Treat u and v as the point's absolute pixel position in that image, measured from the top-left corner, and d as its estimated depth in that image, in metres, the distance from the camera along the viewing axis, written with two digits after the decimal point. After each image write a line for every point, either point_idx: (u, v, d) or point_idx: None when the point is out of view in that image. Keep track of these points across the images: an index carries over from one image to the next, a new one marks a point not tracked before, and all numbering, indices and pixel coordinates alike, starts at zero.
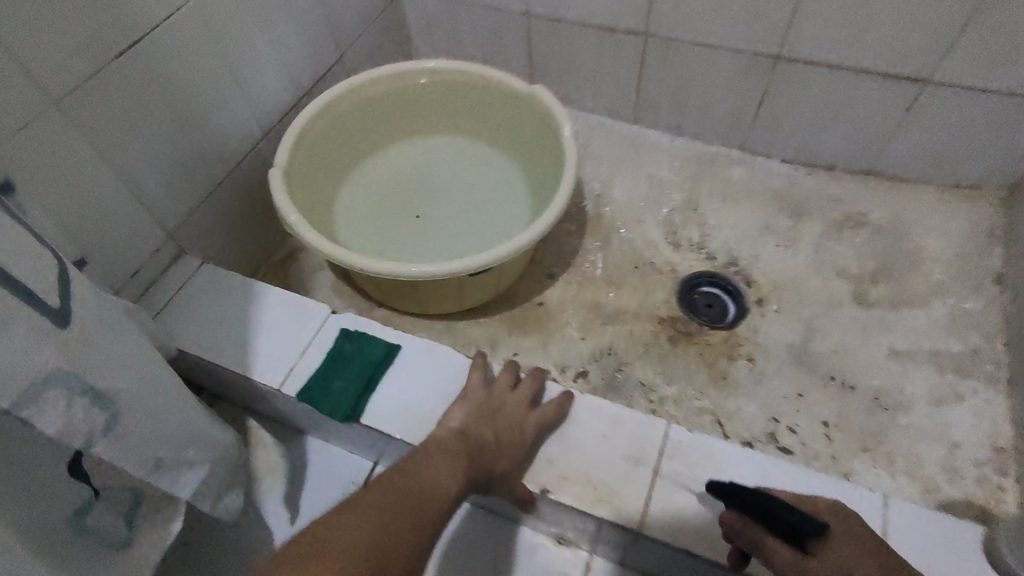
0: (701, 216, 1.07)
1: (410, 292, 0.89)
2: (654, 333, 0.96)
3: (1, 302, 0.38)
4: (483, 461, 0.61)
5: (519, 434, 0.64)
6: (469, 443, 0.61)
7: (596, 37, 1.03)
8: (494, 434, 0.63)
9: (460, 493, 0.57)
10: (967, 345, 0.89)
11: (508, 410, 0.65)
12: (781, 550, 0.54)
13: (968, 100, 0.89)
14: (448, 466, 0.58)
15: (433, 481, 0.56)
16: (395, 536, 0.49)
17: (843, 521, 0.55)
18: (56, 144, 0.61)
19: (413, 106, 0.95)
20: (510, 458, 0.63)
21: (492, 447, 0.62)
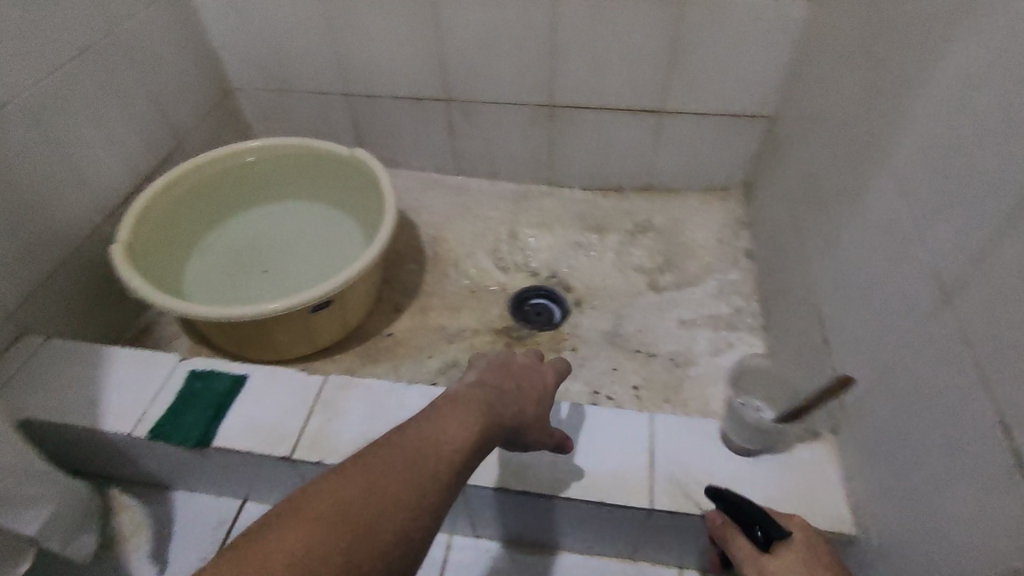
0: (523, 241, 1.23)
1: (266, 340, 0.96)
2: (491, 341, 1.07)
3: None
4: (503, 417, 0.50)
5: (534, 390, 0.54)
6: (485, 395, 0.50)
7: (407, 106, 1.21)
8: (512, 386, 0.52)
9: (477, 447, 0.47)
10: (733, 307, 1.09)
11: (520, 368, 0.54)
12: (743, 542, 0.57)
13: (695, 122, 1.16)
14: (457, 421, 0.47)
15: (441, 432, 0.46)
16: (388, 500, 0.42)
17: (808, 533, 0.56)
18: None
19: (246, 183, 1.05)
20: (529, 413, 0.52)
21: (510, 400, 0.52)
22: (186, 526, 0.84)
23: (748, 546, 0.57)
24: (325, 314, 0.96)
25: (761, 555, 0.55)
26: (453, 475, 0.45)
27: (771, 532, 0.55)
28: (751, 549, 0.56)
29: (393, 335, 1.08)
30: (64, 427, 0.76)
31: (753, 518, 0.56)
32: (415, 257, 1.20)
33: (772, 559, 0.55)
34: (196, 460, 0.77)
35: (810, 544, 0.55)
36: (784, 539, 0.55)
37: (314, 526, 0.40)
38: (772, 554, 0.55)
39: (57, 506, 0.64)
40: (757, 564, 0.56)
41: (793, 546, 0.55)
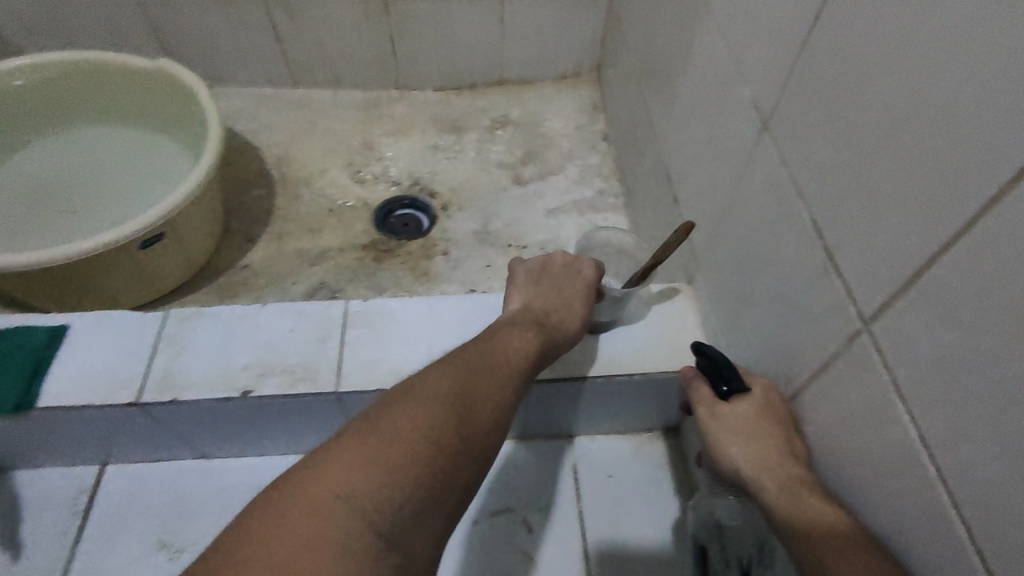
0: (379, 151, 1.16)
1: (90, 289, 0.84)
2: (359, 258, 1.02)
3: None
4: (555, 329, 0.62)
5: (580, 296, 0.65)
6: (537, 314, 0.63)
7: (219, 9, 1.06)
8: (555, 303, 0.64)
9: (535, 355, 0.58)
10: (595, 190, 1.11)
11: (561, 277, 0.67)
12: (704, 388, 0.58)
13: (537, 4, 1.12)
14: (520, 337, 0.59)
15: (509, 346, 0.57)
16: (479, 391, 0.51)
17: (770, 391, 0.55)
18: None
19: (25, 113, 0.88)
20: (579, 317, 0.64)
21: (558, 313, 0.64)
22: (38, 504, 0.75)
23: (707, 395, 0.57)
24: (158, 249, 0.85)
25: (718, 403, 0.56)
26: (520, 377, 0.56)
27: (733, 382, 0.55)
28: (710, 399, 0.57)
29: (249, 267, 0.99)
30: None
31: (720, 370, 0.56)
32: (261, 182, 1.10)
33: (726, 409, 0.55)
34: (26, 429, 0.67)
35: (768, 395, 0.54)
36: (743, 393, 0.55)
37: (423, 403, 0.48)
38: (729, 405, 0.55)
39: None
40: (713, 411, 0.56)
41: (750, 401, 0.54)
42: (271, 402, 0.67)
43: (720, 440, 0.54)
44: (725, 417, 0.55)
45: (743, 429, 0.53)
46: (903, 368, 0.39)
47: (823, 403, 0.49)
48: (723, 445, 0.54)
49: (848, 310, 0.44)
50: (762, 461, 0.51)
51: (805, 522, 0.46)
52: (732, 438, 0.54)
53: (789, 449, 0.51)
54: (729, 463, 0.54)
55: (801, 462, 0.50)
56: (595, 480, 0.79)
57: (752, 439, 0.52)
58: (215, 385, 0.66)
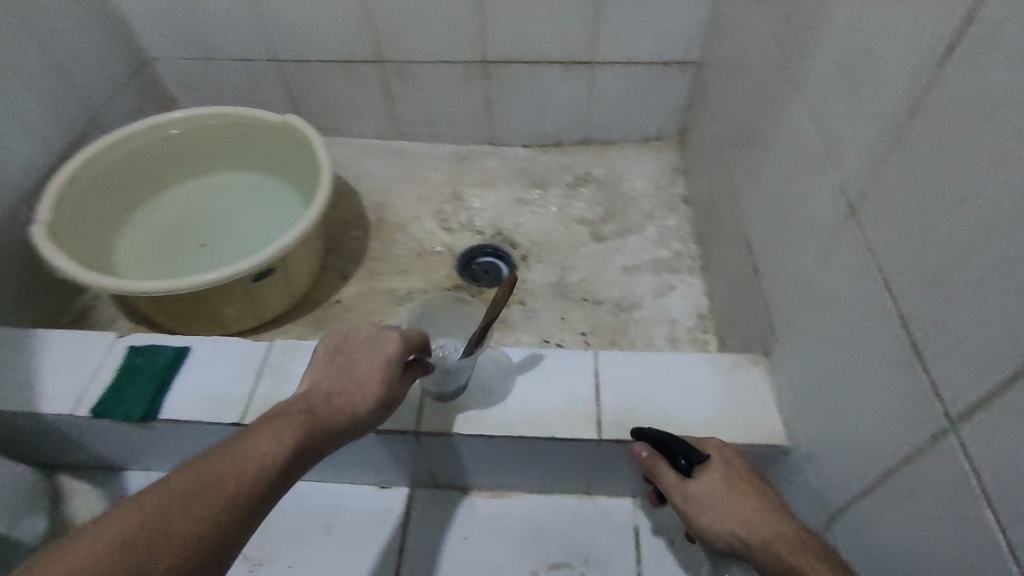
0: (467, 202, 1.23)
1: (205, 313, 0.94)
2: (441, 301, 1.07)
3: None
4: (334, 417, 0.54)
5: (375, 374, 0.57)
6: (315, 402, 0.55)
7: (339, 70, 1.18)
8: (345, 383, 0.57)
9: (297, 453, 0.51)
10: (673, 251, 1.13)
11: (359, 355, 0.58)
12: (666, 469, 0.60)
13: (627, 72, 1.17)
14: (282, 430, 0.51)
15: (267, 443, 0.50)
16: (199, 510, 0.45)
17: (726, 454, 0.60)
18: None
19: (172, 156, 1.02)
20: (372, 398, 0.56)
21: (341, 396, 0.56)
22: None
23: (673, 477, 0.60)
24: (267, 282, 0.95)
25: (684, 480, 0.59)
26: (266, 485, 0.48)
27: (688, 457, 0.59)
28: (677, 481, 0.59)
29: (341, 303, 1.07)
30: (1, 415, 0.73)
31: (674, 447, 0.60)
32: (359, 224, 1.19)
33: (695, 486, 0.58)
34: (145, 436, 0.76)
35: (728, 460, 0.59)
36: (702, 464, 0.59)
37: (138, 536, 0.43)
38: (694, 478, 0.58)
39: None
40: (683, 490, 0.58)
41: (712, 470, 0.58)
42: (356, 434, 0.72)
43: (702, 515, 0.56)
44: (695, 493, 0.57)
45: (716, 499, 0.56)
46: (992, 473, 0.38)
47: (904, 497, 0.48)
48: (710, 522, 0.55)
49: (935, 405, 0.44)
50: (748, 528, 0.53)
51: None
52: (713, 514, 0.55)
53: (773, 512, 0.54)
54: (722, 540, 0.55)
55: (788, 516, 0.53)
56: (655, 543, 0.79)
57: (729, 506, 0.55)
58: None
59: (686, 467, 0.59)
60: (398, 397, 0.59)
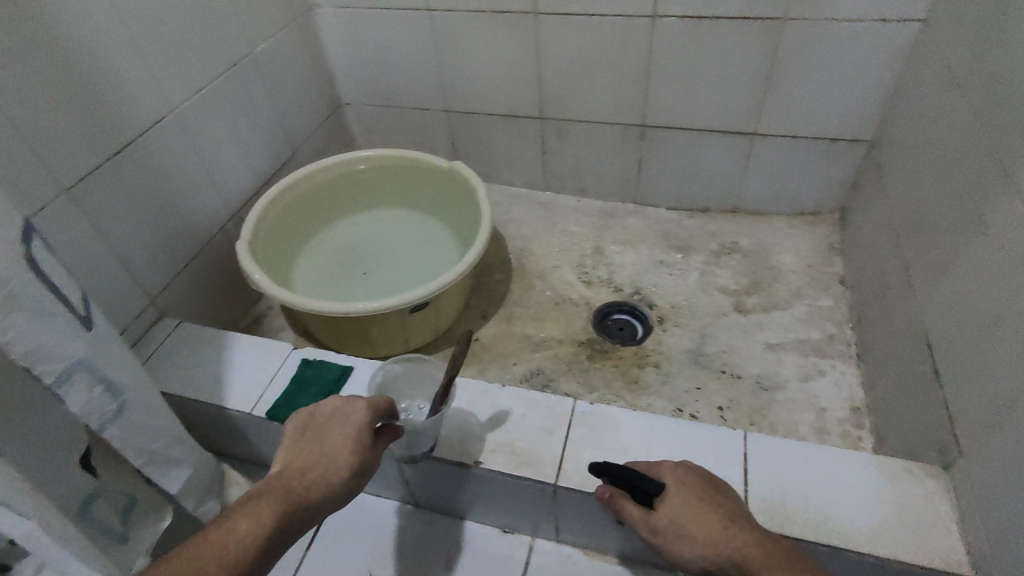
0: (607, 257, 1.25)
1: (362, 335, 1.02)
2: (575, 353, 1.09)
3: (58, 318, 0.52)
4: (308, 494, 0.57)
5: (346, 446, 0.59)
6: (286, 482, 0.57)
7: (503, 124, 1.27)
8: (317, 458, 0.59)
9: (269, 538, 0.54)
10: (824, 333, 1.07)
11: (329, 429, 0.60)
12: (627, 504, 0.58)
13: (789, 145, 1.15)
14: (254, 515, 0.54)
15: (238, 532, 0.53)
16: None
17: (681, 476, 0.58)
18: (74, 226, 0.77)
19: (353, 190, 1.13)
20: (345, 470, 0.58)
21: (312, 473, 0.58)
22: None
23: (636, 509, 0.58)
24: (420, 314, 1.01)
25: (649, 515, 0.57)
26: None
27: (649, 490, 0.57)
28: (642, 514, 0.57)
29: (479, 341, 1.12)
30: (194, 404, 0.83)
31: (634, 483, 0.57)
32: (502, 267, 1.24)
33: (661, 518, 0.56)
34: None
35: (686, 480, 0.58)
36: (662, 493, 0.57)
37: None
38: (657, 509, 0.57)
39: (194, 470, 0.72)
40: (650, 525, 0.57)
41: (673, 499, 0.56)
42: (494, 477, 0.74)
43: (676, 546, 0.55)
44: (664, 527, 0.56)
45: (688, 530, 0.55)
46: None
47: None
48: (683, 550, 0.55)
49: None
50: (718, 550, 0.53)
51: None
52: (684, 541, 0.55)
53: (739, 530, 0.54)
54: (697, 564, 0.55)
55: (753, 530, 0.54)
56: None
57: (701, 534, 0.54)
58: (453, 447, 0.75)
59: (650, 499, 0.57)
60: (374, 463, 0.61)
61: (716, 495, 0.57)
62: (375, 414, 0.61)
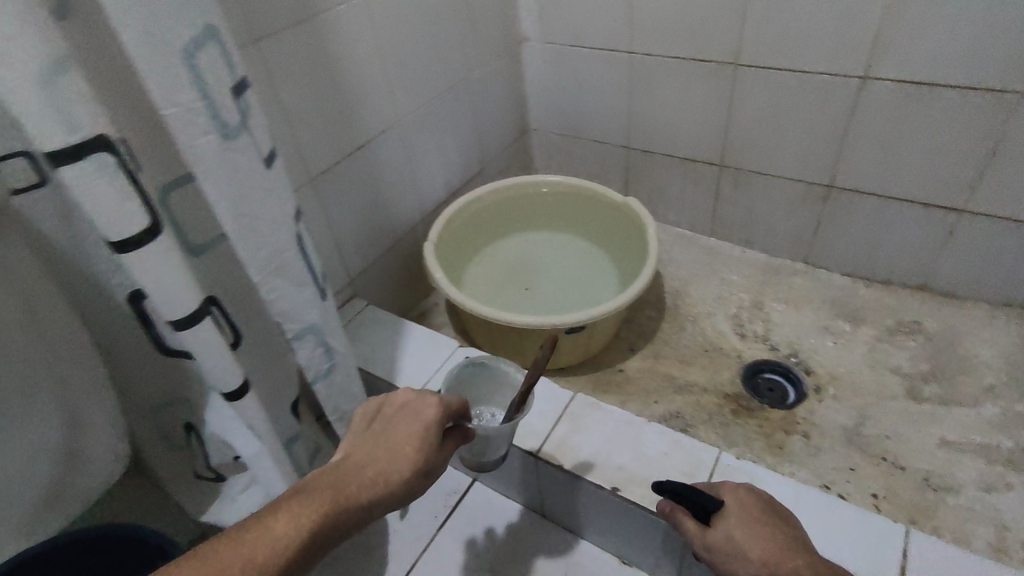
0: (766, 314, 1.21)
1: (515, 345, 1.08)
2: (718, 404, 1.07)
3: (308, 286, 0.64)
4: (364, 491, 0.50)
5: (411, 442, 0.53)
6: (340, 475, 0.50)
7: (681, 166, 1.29)
8: (379, 453, 0.52)
9: (312, 538, 0.46)
10: (1015, 442, 0.95)
11: (395, 423, 0.55)
12: (683, 519, 0.61)
13: (1003, 230, 1.04)
14: (300, 507, 0.47)
15: (280, 528, 0.45)
16: None
17: (740, 499, 0.60)
18: (311, 210, 0.92)
19: (530, 211, 1.22)
20: (408, 469, 0.52)
21: (372, 467, 0.51)
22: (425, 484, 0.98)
23: (693, 524, 0.60)
24: (574, 336, 1.06)
25: (704, 530, 0.59)
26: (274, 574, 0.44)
27: (704, 506, 0.59)
28: (698, 529, 0.60)
29: (622, 372, 1.14)
30: (370, 377, 0.94)
31: (692, 498, 0.60)
32: (655, 305, 1.26)
33: (716, 534, 0.58)
34: None
35: (744, 501, 0.60)
36: (719, 511, 0.59)
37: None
38: (713, 525, 0.59)
39: None
40: (706, 540, 0.59)
41: (729, 516, 0.59)
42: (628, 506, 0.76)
43: (728, 564, 0.57)
44: (719, 543, 0.58)
45: (742, 549, 0.56)
46: None
47: None
48: (738, 568, 0.57)
49: None
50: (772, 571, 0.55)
51: None
52: (738, 559, 0.56)
53: (795, 550, 0.56)
54: None
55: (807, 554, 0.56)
56: None
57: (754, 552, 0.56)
58: (593, 469, 0.78)
59: (707, 515, 0.59)
60: (437, 468, 0.55)
61: (774, 520, 0.59)
62: (446, 410, 0.56)
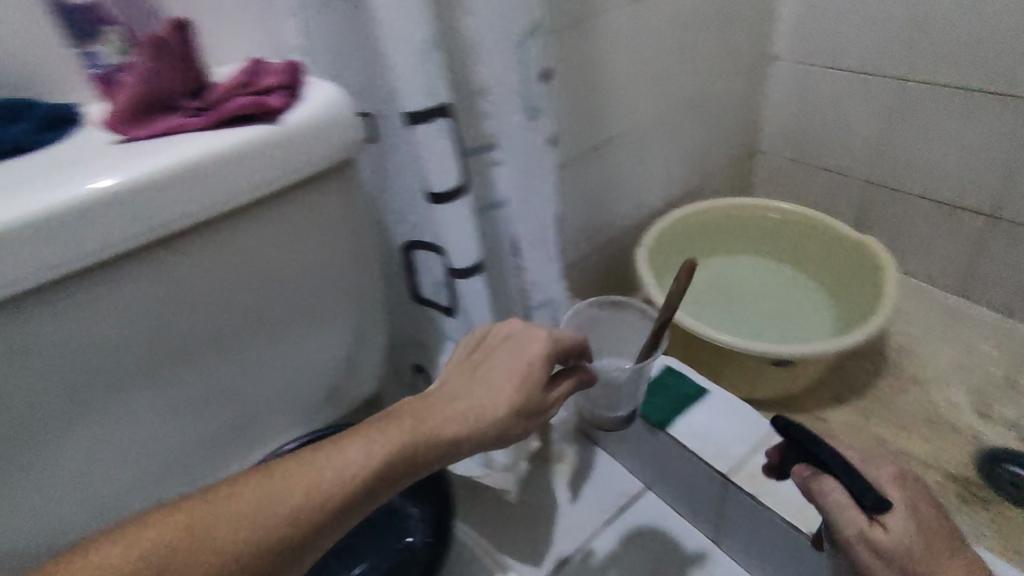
0: (1018, 396, 1.03)
1: (711, 366, 1.04)
2: (941, 484, 0.93)
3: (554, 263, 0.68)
4: (454, 423, 0.48)
5: (512, 379, 0.51)
6: (430, 406, 0.49)
7: (932, 211, 1.15)
8: (475, 387, 0.51)
9: (391, 460, 0.45)
10: None
11: (498, 358, 0.53)
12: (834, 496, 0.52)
13: None
14: (383, 430, 0.46)
15: (357, 449, 0.45)
16: (268, 509, 0.41)
17: (906, 496, 0.53)
18: None
19: (746, 235, 1.18)
20: (503, 406, 0.49)
21: (465, 401, 0.50)
22: None
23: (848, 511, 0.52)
24: (780, 370, 0.99)
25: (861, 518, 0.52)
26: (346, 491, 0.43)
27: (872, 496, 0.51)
28: (855, 517, 0.52)
29: (825, 421, 1.05)
30: None
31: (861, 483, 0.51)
32: (872, 358, 1.14)
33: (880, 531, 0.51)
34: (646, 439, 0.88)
35: (907, 498, 0.53)
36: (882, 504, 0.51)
37: (227, 517, 0.40)
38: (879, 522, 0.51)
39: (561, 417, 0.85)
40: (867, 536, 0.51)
41: (899, 515, 0.51)
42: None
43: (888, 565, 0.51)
44: (882, 540, 0.51)
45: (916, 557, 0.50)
46: None
47: None
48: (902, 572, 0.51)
49: None
50: None
51: None
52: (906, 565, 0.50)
53: (952, 562, 0.51)
54: None
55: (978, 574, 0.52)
56: None
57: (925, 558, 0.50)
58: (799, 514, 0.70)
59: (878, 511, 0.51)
60: (545, 407, 0.52)
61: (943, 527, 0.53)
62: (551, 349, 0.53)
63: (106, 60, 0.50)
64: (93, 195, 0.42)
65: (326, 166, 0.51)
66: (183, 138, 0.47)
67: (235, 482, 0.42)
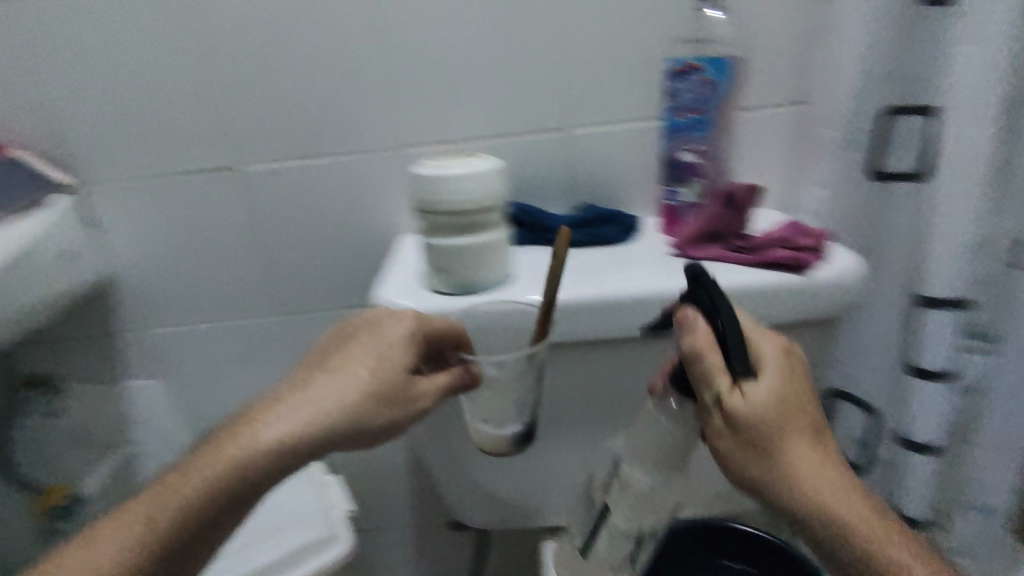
0: None
1: None
2: None
3: None
4: (298, 420, 0.49)
5: (358, 372, 0.51)
6: (275, 404, 0.50)
7: None
8: (318, 384, 0.50)
9: (242, 467, 0.48)
10: None
11: (356, 345, 0.52)
12: (701, 342, 0.47)
13: None
14: (231, 436, 0.49)
15: (203, 468, 0.48)
16: (138, 527, 0.48)
17: (786, 366, 0.49)
18: None
19: None
20: (348, 398, 0.50)
21: (311, 392, 0.50)
22: None
23: (721, 374, 0.47)
24: None
25: (725, 380, 0.47)
26: (205, 497, 0.48)
27: (744, 364, 0.46)
28: (722, 377, 0.47)
29: None
30: None
31: (738, 348, 0.46)
32: None
33: (744, 404, 0.47)
34: None
35: (789, 373, 0.49)
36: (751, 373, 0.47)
37: (105, 545, 0.47)
38: (743, 390, 0.47)
39: None
40: (724, 405, 0.47)
41: (768, 385, 0.48)
42: None
43: (733, 434, 0.48)
44: (748, 408, 0.47)
45: (771, 430, 0.47)
46: None
47: None
48: (744, 443, 0.48)
49: None
50: (797, 479, 0.48)
51: (872, 556, 0.49)
52: (762, 447, 0.48)
53: (813, 446, 0.49)
54: (759, 475, 0.49)
55: (840, 472, 0.49)
56: None
57: (776, 439, 0.48)
58: None
59: (741, 373, 0.47)
60: (412, 396, 0.52)
61: (810, 409, 0.49)
62: (403, 338, 0.52)
63: (682, 199, 0.71)
64: (667, 292, 0.61)
65: (829, 313, 0.61)
66: (730, 267, 0.63)
67: (84, 536, 0.49)
